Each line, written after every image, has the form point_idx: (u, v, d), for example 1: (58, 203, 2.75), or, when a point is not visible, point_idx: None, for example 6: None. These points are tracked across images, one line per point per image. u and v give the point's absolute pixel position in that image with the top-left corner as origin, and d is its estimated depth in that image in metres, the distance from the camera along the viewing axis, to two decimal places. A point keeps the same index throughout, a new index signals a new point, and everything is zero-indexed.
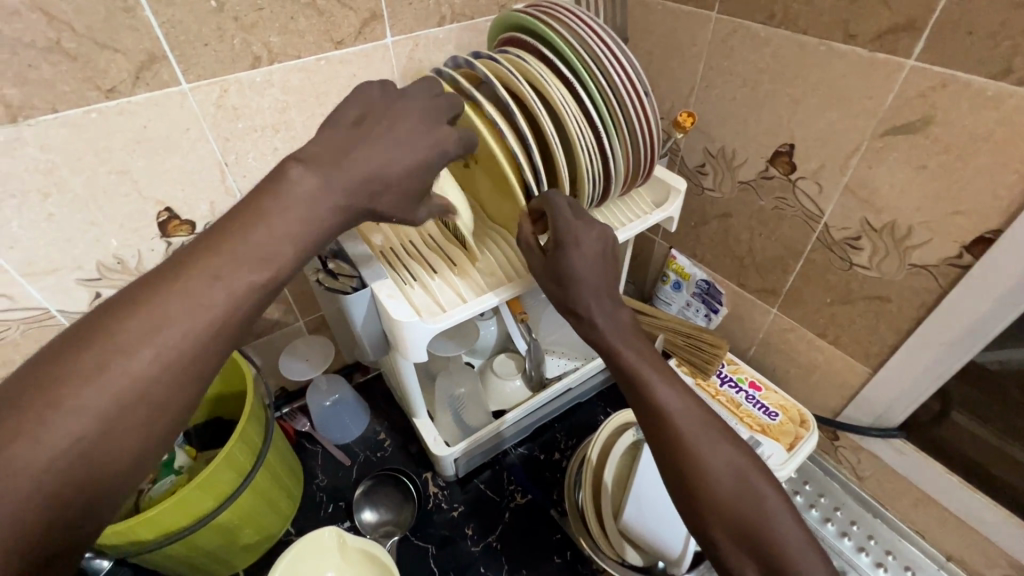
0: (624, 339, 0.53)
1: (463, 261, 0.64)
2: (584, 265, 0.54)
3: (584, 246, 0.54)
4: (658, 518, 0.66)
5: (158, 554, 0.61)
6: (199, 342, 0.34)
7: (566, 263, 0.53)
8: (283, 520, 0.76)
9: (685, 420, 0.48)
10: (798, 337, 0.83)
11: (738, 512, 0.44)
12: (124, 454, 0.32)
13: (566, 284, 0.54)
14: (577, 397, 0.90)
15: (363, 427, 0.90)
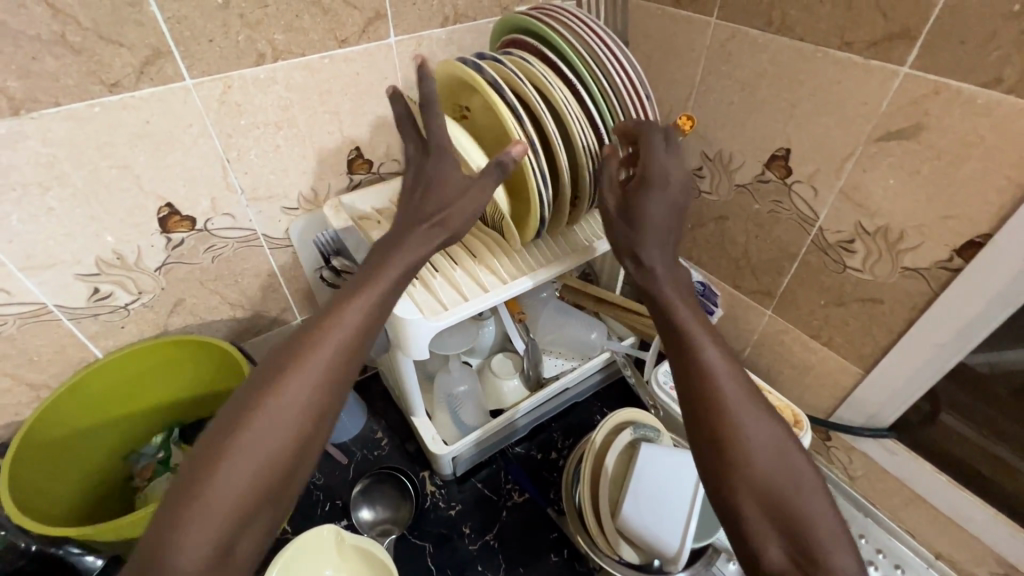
0: (678, 294, 0.54)
1: (482, 250, 0.65)
2: (657, 206, 0.54)
3: (667, 192, 0.54)
4: (656, 513, 0.68)
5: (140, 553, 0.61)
6: (337, 360, 0.45)
7: (643, 203, 0.54)
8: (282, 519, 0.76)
9: (728, 385, 0.49)
10: (792, 338, 0.84)
11: (770, 479, 0.45)
12: (291, 440, 0.42)
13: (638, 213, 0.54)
14: (574, 397, 0.91)
15: (361, 426, 0.90)
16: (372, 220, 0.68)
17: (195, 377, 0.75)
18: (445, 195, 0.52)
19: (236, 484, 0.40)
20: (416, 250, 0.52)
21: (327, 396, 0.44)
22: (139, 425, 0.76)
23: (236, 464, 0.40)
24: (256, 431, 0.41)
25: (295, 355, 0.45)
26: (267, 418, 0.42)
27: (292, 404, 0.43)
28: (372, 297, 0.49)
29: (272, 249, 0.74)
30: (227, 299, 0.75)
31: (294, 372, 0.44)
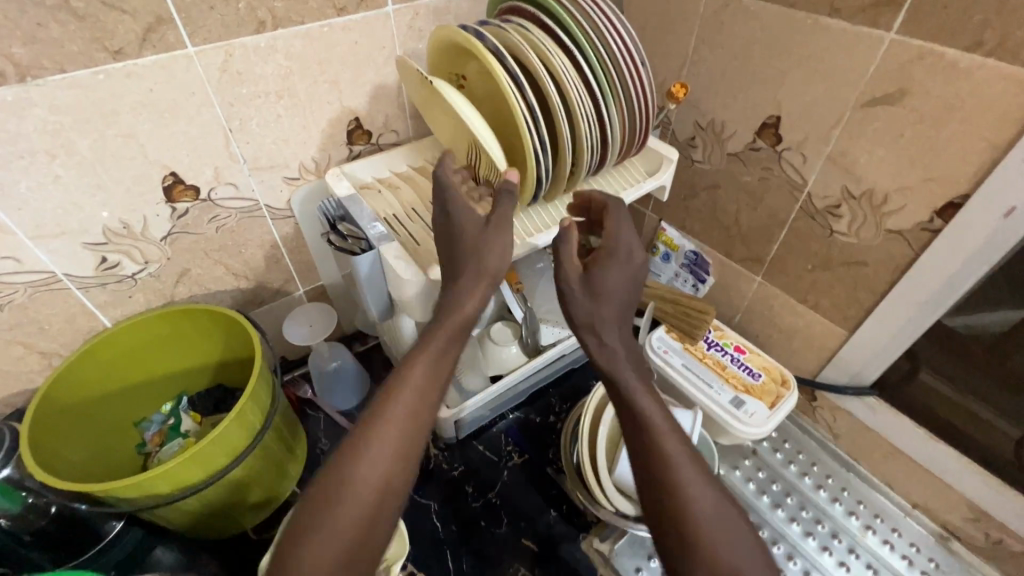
0: (641, 375, 0.56)
1: None
2: (615, 274, 0.57)
3: (617, 261, 0.57)
4: None
5: (160, 511, 0.64)
6: (416, 410, 0.52)
7: (602, 272, 0.57)
8: (290, 480, 0.78)
9: (687, 468, 0.50)
10: (780, 303, 0.87)
11: (728, 562, 0.46)
12: (380, 489, 0.49)
13: (596, 285, 0.57)
14: (569, 364, 0.94)
15: (363, 393, 0.90)
16: (375, 190, 0.71)
17: (201, 344, 0.77)
18: (471, 240, 0.57)
19: (342, 531, 0.47)
20: (461, 301, 0.56)
21: (408, 443, 0.51)
22: (147, 392, 0.78)
23: (336, 514, 0.47)
24: (353, 486, 0.48)
25: (372, 420, 0.51)
26: (361, 473, 0.48)
27: (382, 462, 0.49)
28: (431, 354, 0.54)
29: (275, 220, 0.76)
30: (231, 269, 0.76)
31: (379, 431, 0.50)
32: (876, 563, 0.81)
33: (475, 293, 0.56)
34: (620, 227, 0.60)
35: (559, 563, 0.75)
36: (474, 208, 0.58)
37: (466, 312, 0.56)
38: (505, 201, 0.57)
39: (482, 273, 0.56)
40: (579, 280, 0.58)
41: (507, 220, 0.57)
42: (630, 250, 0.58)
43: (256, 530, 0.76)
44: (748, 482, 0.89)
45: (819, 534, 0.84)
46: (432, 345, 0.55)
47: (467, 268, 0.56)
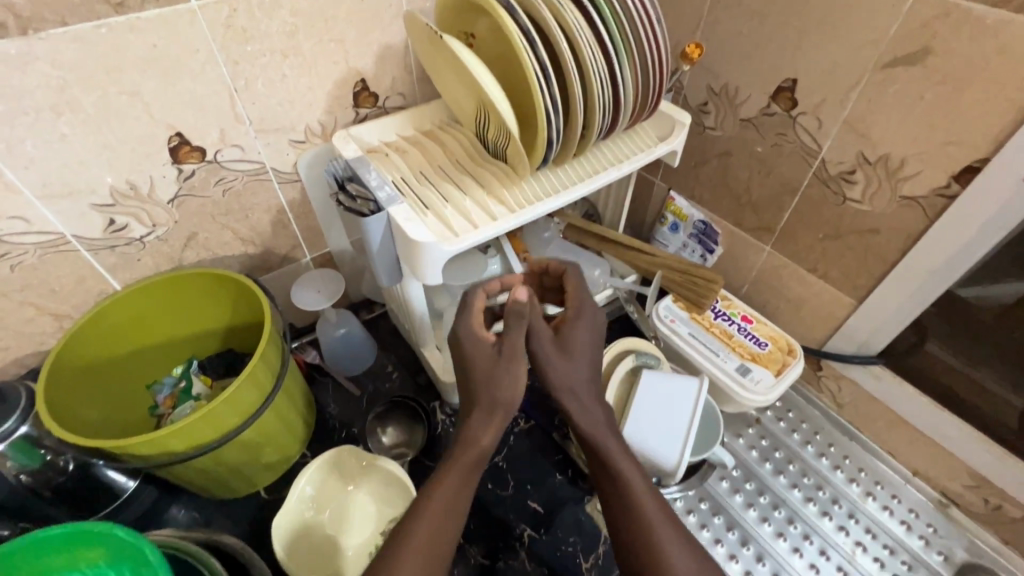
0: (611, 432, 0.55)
1: (493, 183, 0.66)
2: (585, 329, 0.58)
3: (585, 318, 0.58)
4: (657, 436, 0.72)
5: (173, 469, 0.65)
6: (458, 488, 0.53)
7: (576, 335, 0.57)
8: (300, 442, 0.79)
9: (660, 524, 0.52)
10: (789, 273, 0.87)
11: None
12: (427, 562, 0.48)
13: (569, 349, 0.56)
14: None
15: (371, 360, 0.92)
16: (382, 153, 0.70)
17: (209, 309, 0.77)
18: (477, 364, 0.54)
19: None
20: (478, 435, 0.54)
21: (446, 519, 0.51)
22: (157, 356, 0.79)
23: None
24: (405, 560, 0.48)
25: (423, 496, 0.52)
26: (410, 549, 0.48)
27: (431, 534, 0.50)
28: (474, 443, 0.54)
29: (281, 184, 0.75)
30: (239, 234, 0.76)
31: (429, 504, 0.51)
32: (875, 528, 0.82)
33: (493, 428, 0.54)
34: (582, 289, 0.61)
35: (563, 524, 0.77)
36: (480, 332, 0.56)
37: (484, 445, 0.54)
38: (513, 324, 0.54)
39: (490, 406, 0.54)
40: (551, 342, 0.56)
41: (519, 346, 0.54)
42: (594, 305, 0.59)
43: (268, 489, 0.78)
44: (751, 450, 0.90)
45: (819, 500, 0.85)
46: (453, 475, 0.53)
47: (481, 404, 0.54)
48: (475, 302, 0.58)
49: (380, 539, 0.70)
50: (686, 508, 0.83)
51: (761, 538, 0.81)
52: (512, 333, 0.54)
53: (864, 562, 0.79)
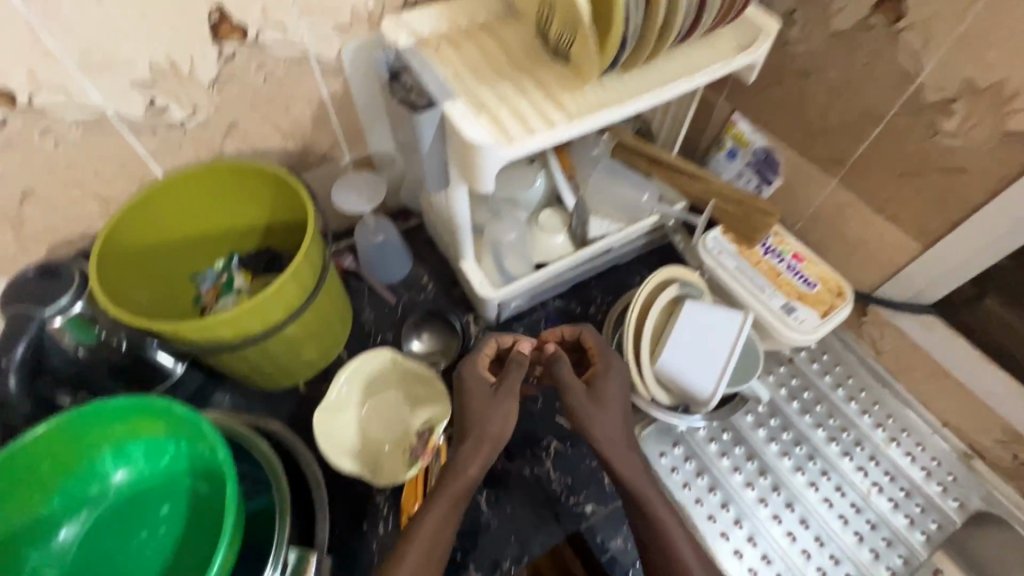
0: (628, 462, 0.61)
1: (553, 87, 0.61)
2: (613, 382, 0.66)
3: (612, 371, 0.67)
4: (694, 365, 0.72)
5: (220, 358, 0.67)
6: (455, 494, 0.59)
7: (605, 381, 0.66)
8: (338, 343, 0.81)
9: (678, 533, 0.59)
10: (852, 211, 0.81)
11: None
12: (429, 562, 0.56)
13: (598, 401, 0.64)
14: (615, 260, 0.92)
15: (406, 271, 0.91)
16: (434, 43, 0.64)
17: (251, 204, 0.76)
18: (476, 398, 0.64)
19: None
20: (467, 461, 0.60)
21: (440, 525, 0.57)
22: (199, 248, 0.79)
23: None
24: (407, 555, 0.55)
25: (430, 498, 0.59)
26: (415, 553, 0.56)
27: (435, 534, 0.57)
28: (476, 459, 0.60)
29: (323, 74, 0.70)
30: (280, 127, 0.73)
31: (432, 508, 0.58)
32: (895, 472, 0.83)
33: (480, 456, 0.60)
34: (603, 347, 0.70)
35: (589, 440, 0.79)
36: (483, 374, 0.66)
37: (470, 476, 0.60)
38: (510, 371, 0.65)
39: (484, 437, 0.61)
40: (584, 394, 0.64)
41: (514, 386, 0.64)
42: (615, 359, 0.68)
43: (307, 386, 0.80)
44: (780, 388, 0.90)
45: (843, 441, 0.86)
46: (442, 498, 0.59)
47: (473, 436, 0.61)
48: (485, 350, 0.69)
49: (414, 439, 0.73)
50: (709, 437, 0.85)
51: (779, 470, 0.83)
52: (511, 377, 0.65)
53: (879, 502, 0.81)
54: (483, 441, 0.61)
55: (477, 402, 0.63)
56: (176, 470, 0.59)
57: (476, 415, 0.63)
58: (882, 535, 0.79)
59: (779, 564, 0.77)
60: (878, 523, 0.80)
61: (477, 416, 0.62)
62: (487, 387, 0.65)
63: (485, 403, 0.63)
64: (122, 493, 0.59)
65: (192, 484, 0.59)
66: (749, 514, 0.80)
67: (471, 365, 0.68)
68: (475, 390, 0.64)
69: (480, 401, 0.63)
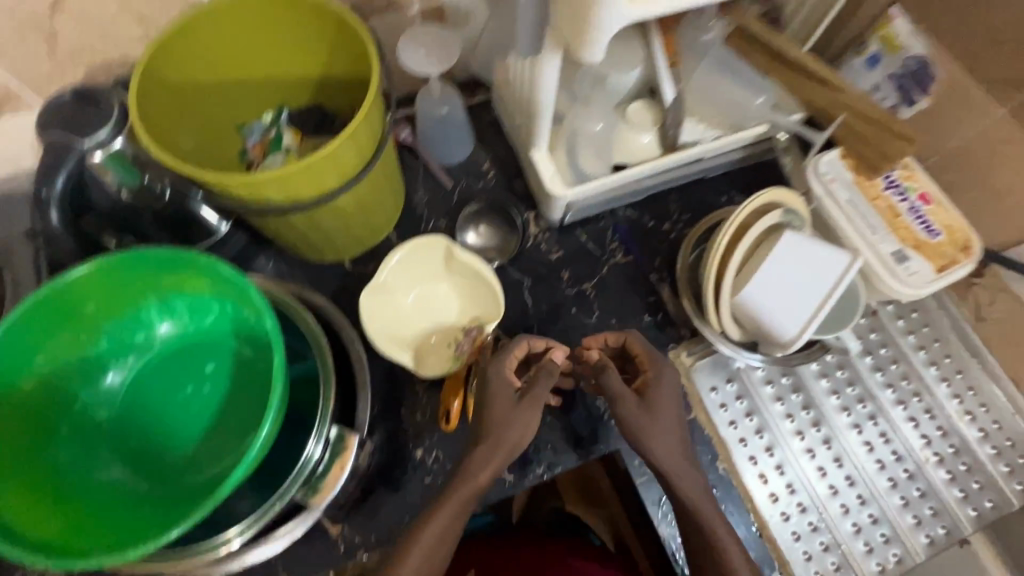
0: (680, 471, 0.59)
1: None
2: (666, 392, 0.62)
3: (664, 383, 0.62)
4: (782, 304, 0.64)
5: (266, 221, 0.62)
6: (461, 501, 0.54)
7: (658, 393, 0.62)
8: (388, 222, 0.75)
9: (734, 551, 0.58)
10: (1012, 151, 0.67)
11: None
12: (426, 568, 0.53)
13: (649, 412, 0.60)
14: (704, 171, 0.81)
15: (466, 156, 0.82)
16: None
17: (304, 49, 0.66)
18: (499, 402, 0.57)
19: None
20: (477, 473, 0.54)
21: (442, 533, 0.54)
22: (246, 95, 0.71)
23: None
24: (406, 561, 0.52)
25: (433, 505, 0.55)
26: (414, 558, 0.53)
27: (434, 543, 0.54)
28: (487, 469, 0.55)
29: None
30: None
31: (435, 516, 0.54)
32: (961, 447, 0.77)
33: (493, 464, 0.55)
34: (654, 353, 0.65)
35: None
36: (509, 376, 0.59)
37: (480, 483, 0.54)
38: (543, 378, 0.59)
39: (498, 446, 0.55)
40: (636, 404, 0.60)
41: (542, 397, 0.58)
42: (668, 369, 0.63)
43: (352, 262, 0.76)
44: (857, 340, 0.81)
45: (911, 405, 0.79)
46: (446, 508, 0.54)
47: (489, 440, 0.55)
48: (515, 350, 0.62)
49: (460, 333, 0.70)
50: (766, 378, 0.78)
51: (834, 424, 0.78)
52: (540, 386, 0.58)
53: (934, 472, 0.76)
54: (496, 452, 0.55)
55: (495, 408, 0.57)
56: (221, 328, 0.58)
57: (493, 421, 0.56)
58: (929, 504, 0.75)
59: (813, 514, 0.74)
60: (928, 492, 0.76)
61: (495, 424, 0.56)
62: (511, 390, 0.58)
63: (506, 410, 0.57)
64: (168, 344, 0.58)
65: (238, 342, 0.58)
66: (792, 462, 0.76)
67: (497, 362, 0.61)
68: (496, 392, 0.58)
69: (498, 407, 0.57)
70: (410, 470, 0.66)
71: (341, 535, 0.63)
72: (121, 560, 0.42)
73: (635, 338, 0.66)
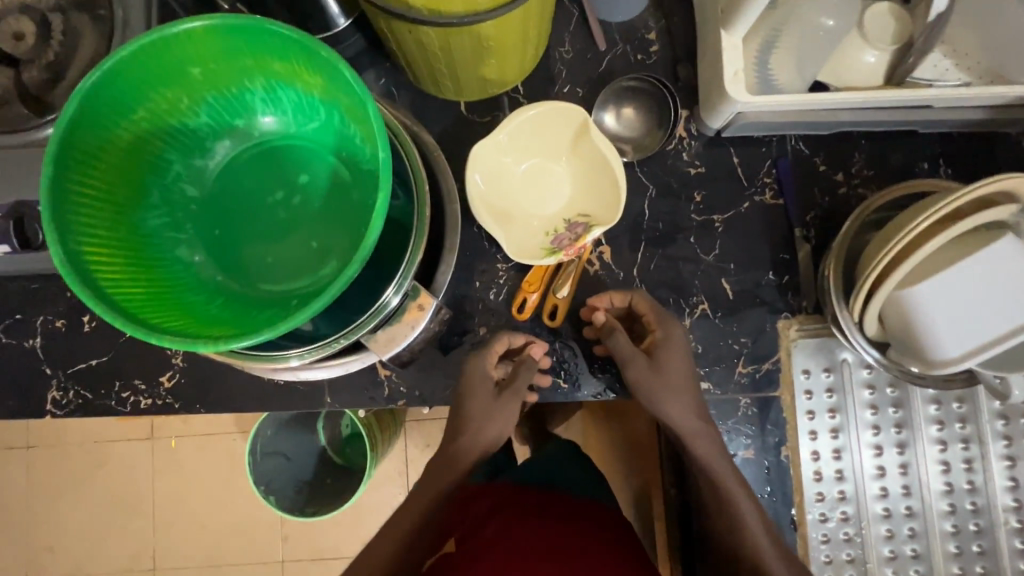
0: (704, 436, 0.58)
1: None
2: (676, 352, 0.59)
3: (674, 344, 0.59)
4: (954, 323, 0.52)
5: (393, 30, 0.52)
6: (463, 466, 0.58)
7: (668, 357, 0.58)
8: (520, 73, 0.63)
9: (757, 527, 0.56)
10: None
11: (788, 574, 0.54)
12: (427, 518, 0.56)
13: (660, 375, 0.57)
14: (919, 126, 0.63)
15: (633, 16, 0.67)
16: None
17: None
18: (480, 396, 0.58)
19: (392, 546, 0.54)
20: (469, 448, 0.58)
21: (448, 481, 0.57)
22: None
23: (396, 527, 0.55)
24: (407, 518, 0.56)
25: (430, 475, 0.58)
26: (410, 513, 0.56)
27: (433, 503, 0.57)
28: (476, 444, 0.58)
29: None
30: None
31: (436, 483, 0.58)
32: None
33: (479, 447, 0.58)
34: (661, 311, 0.61)
35: (744, 321, 0.65)
36: (489, 370, 0.59)
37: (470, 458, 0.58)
38: (523, 373, 0.58)
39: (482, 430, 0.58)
40: (645, 364, 0.57)
41: (522, 389, 0.58)
42: (677, 332, 0.60)
43: (468, 106, 0.66)
44: None
45: (1019, 466, 0.69)
46: (443, 476, 0.57)
47: (472, 430, 0.58)
48: (495, 346, 0.60)
49: (562, 226, 0.63)
50: (868, 382, 0.68)
51: (920, 452, 0.69)
52: (520, 379, 0.58)
53: (1005, 536, 0.69)
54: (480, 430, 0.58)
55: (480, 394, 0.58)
56: (324, 139, 0.53)
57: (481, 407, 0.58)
58: (982, 563, 0.68)
59: (852, 526, 0.68)
60: (988, 552, 0.68)
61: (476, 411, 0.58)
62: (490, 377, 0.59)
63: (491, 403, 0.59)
64: (268, 139, 0.54)
65: (338, 160, 0.53)
66: (854, 472, 0.68)
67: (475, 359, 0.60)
68: (477, 381, 0.59)
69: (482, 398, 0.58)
70: (467, 342, 0.63)
71: (388, 378, 0.63)
72: (194, 348, 0.41)
73: (640, 302, 0.61)
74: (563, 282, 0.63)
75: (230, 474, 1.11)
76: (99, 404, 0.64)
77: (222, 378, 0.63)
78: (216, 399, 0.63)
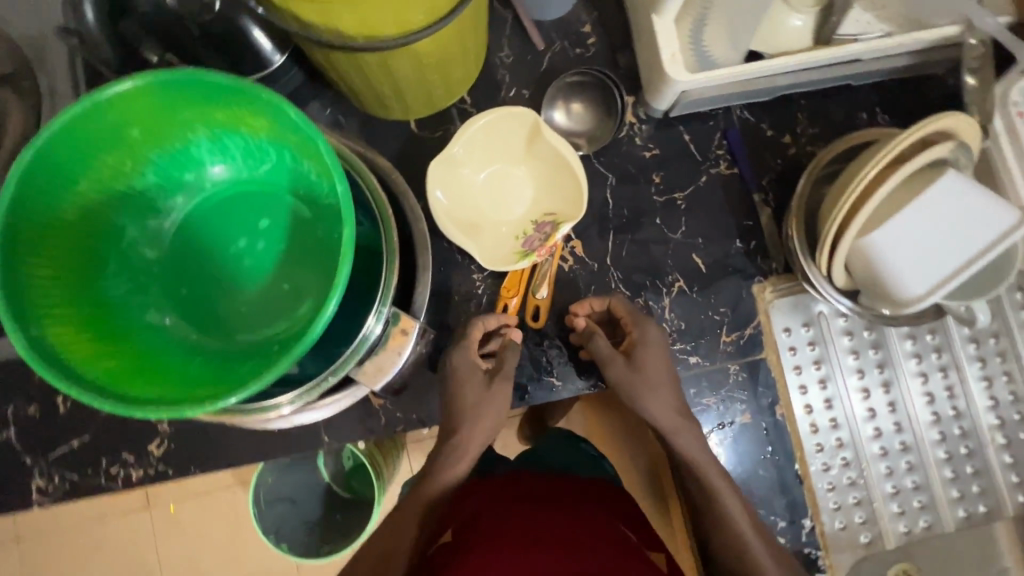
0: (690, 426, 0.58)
1: None
2: (655, 353, 0.59)
3: (652, 345, 0.60)
4: (914, 261, 0.54)
5: (332, 61, 0.52)
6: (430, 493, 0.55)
7: (648, 356, 0.59)
8: (466, 83, 0.64)
9: (743, 522, 0.55)
10: None
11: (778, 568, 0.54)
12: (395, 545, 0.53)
13: (638, 374, 0.58)
14: (852, 79, 0.66)
15: (566, 13, 0.67)
16: None
17: None
18: (460, 406, 0.57)
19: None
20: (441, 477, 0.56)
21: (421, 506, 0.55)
22: None
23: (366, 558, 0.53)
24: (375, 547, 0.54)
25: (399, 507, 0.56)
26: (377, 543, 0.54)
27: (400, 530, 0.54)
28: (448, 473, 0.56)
29: None
30: None
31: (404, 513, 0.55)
32: None
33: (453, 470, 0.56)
34: (638, 313, 0.61)
35: (720, 292, 0.67)
36: (474, 359, 0.58)
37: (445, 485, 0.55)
38: (510, 356, 0.58)
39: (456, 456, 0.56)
40: (624, 366, 0.58)
41: (511, 372, 0.58)
42: (657, 333, 0.60)
43: (418, 123, 0.66)
44: None
45: (996, 385, 0.72)
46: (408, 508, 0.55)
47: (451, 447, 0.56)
48: (473, 334, 0.59)
49: (531, 228, 0.64)
50: (846, 329, 0.71)
51: (904, 387, 0.72)
52: (507, 360, 0.58)
53: (994, 454, 0.72)
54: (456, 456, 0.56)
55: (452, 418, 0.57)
56: (278, 180, 0.52)
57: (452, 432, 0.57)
58: (978, 482, 0.72)
59: (853, 469, 0.70)
60: (981, 471, 0.72)
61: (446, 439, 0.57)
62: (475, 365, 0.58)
63: (474, 413, 0.56)
64: (222, 189, 0.53)
65: (296, 199, 0.53)
66: (847, 417, 0.71)
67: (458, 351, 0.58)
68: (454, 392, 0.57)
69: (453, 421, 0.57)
70: None
71: (382, 407, 0.62)
72: (182, 414, 0.40)
73: (620, 306, 0.61)
74: (541, 283, 0.64)
75: (234, 528, 1.08)
76: (88, 484, 0.62)
77: (215, 437, 0.62)
78: (211, 458, 0.62)
